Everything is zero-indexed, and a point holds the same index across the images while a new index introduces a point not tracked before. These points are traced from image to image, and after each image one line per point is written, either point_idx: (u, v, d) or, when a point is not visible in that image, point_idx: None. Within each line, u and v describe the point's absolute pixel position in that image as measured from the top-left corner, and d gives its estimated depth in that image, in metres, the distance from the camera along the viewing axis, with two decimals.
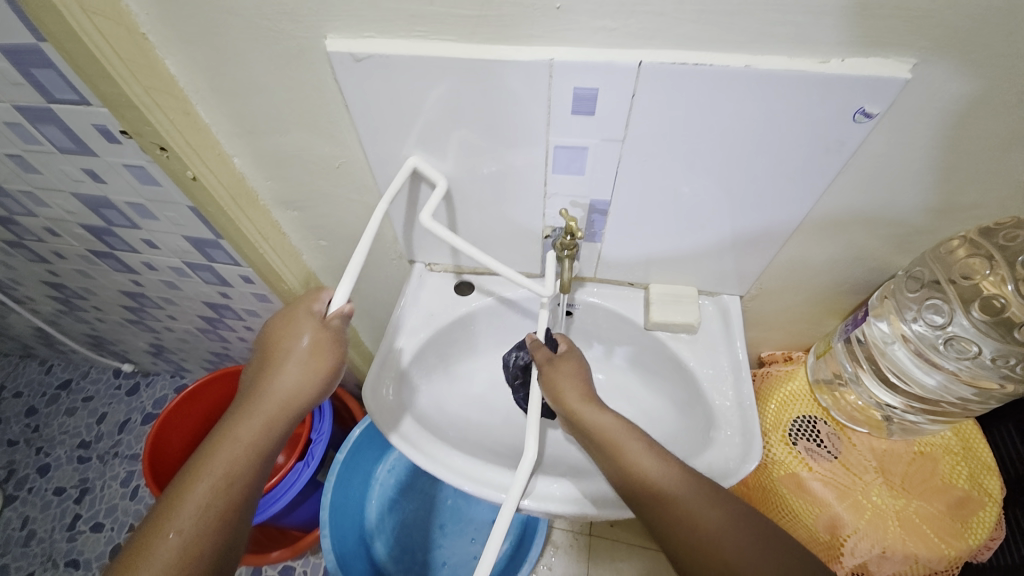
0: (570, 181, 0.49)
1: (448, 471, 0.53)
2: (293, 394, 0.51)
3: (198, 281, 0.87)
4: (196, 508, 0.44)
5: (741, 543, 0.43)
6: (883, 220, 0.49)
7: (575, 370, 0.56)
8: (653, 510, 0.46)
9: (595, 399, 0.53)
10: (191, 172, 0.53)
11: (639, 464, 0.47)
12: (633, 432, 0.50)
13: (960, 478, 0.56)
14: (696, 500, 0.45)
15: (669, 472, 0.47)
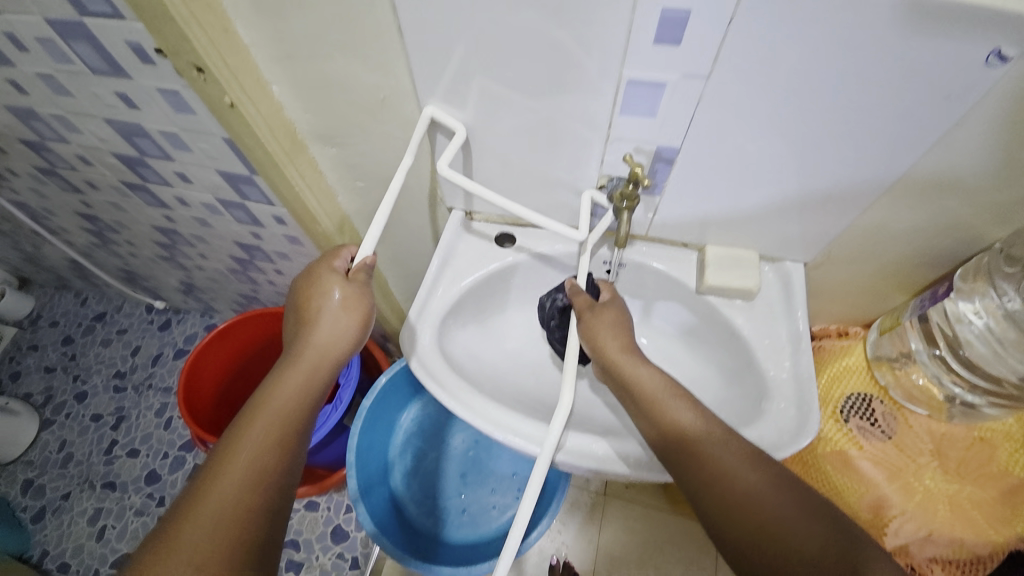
0: (637, 125, 0.45)
1: (479, 420, 0.51)
2: (336, 345, 0.51)
3: (230, 220, 0.85)
4: (250, 449, 0.44)
5: (786, 509, 0.41)
6: (988, 186, 0.43)
7: (618, 320, 0.53)
8: (690, 467, 0.44)
9: (636, 351, 0.51)
10: (229, 99, 0.50)
11: (679, 416, 0.46)
12: (674, 388, 0.49)
13: (1018, 466, 0.53)
14: (738, 460, 0.44)
15: (711, 430, 0.45)
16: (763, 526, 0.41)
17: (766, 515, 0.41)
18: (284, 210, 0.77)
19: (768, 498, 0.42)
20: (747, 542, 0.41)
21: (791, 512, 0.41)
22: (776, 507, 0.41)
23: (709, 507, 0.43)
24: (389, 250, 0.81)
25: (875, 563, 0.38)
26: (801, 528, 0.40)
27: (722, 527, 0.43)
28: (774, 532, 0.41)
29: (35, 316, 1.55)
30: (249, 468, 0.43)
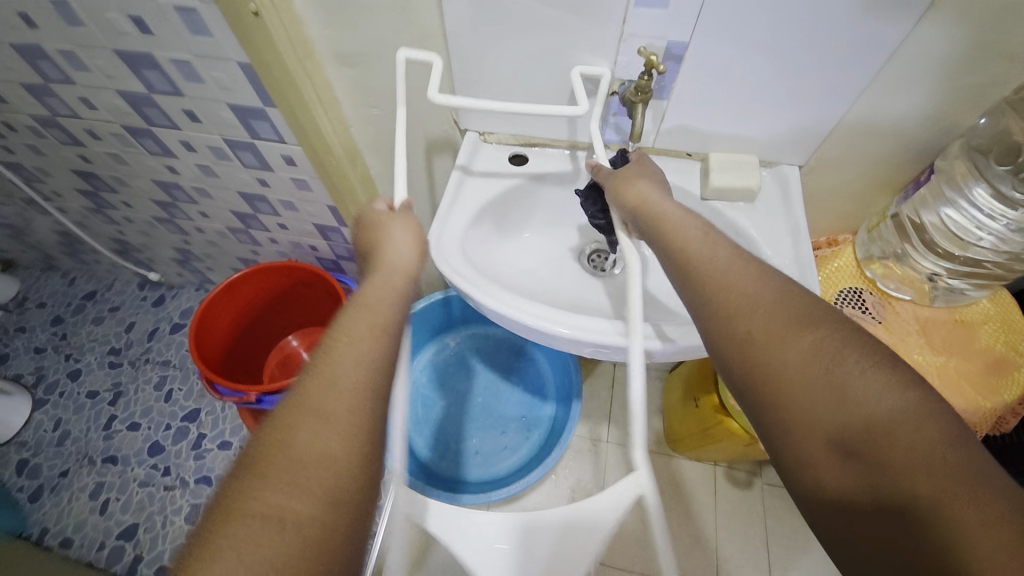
0: (649, 18, 0.48)
1: (505, 306, 0.53)
2: (416, 268, 0.45)
3: (237, 165, 0.86)
4: (346, 366, 0.35)
5: (788, 318, 0.38)
6: (966, 70, 0.48)
7: (645, 173, 0.54)
8: (693, 278, 0.43)
9: (665, 197, 0.50)
10: (255, 6, 0.51)
11: (692, 240, 0.45)
12: (699, 221, 0.47)
13: (998, 343, 0.59)
14: (748, 277, 0.41)
15: (729, 254, 0.43)
16: (755, 335, 0.38)
17: (765, 323, 0.38)
18: (294, 148, 0.78)
19: (771, 312, 0.38)
20: (734, 349, 0.39)
21: (796, 323, 0.37)
22: (776, 308, 0.38)
23: (715, 315, 0.41)
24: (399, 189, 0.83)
25: (866, 373, 0.34)
26: (798, 337, 0.37)
27: (715, 334, 0.40)
28: (768, 343, 0.37)
29: (20, 298, 1.50)
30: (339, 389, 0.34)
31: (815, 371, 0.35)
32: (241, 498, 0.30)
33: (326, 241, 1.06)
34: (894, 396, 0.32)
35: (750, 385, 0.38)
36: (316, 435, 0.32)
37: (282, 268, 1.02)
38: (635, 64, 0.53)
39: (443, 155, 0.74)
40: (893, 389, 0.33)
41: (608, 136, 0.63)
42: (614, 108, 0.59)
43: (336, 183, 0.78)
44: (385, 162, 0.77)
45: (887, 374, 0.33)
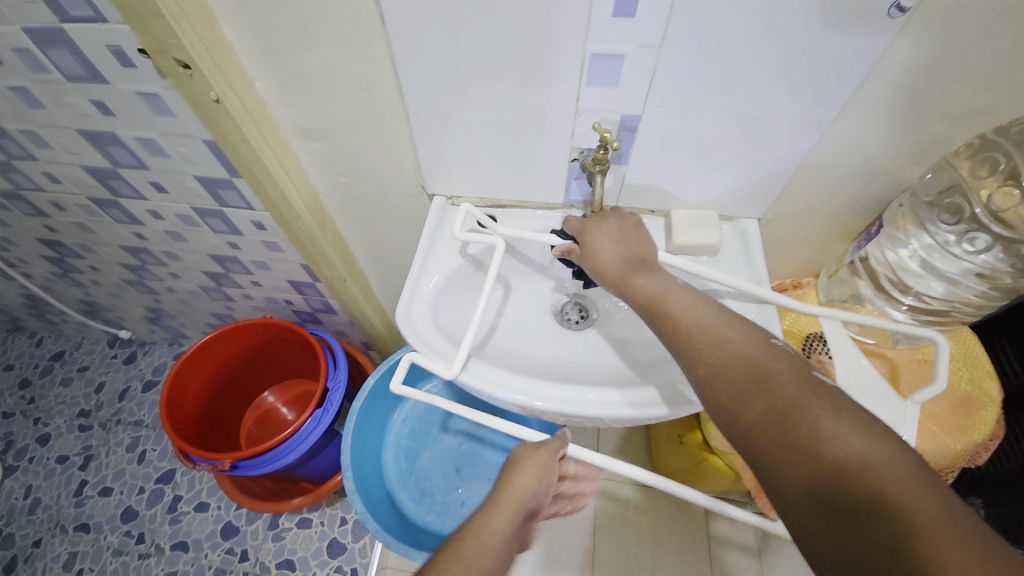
0: (600, 95, 0.50)
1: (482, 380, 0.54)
2: (543, 485, 0.53)
3: (206, 230, 0.85)
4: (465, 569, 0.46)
5: (764, 373, 0.42)
6: (903, 131, 0.50)
7: (625, 230, 0.57)
8: (679, 340, 0.47)
9: (647, 258, 0.55)
10: (215, 94, 0.52)
11: (673, 300, 0.50)
12: (676, 283, 0.51)
13: (963, 381, 0.60)
14: (727, 334, 0.46)
15: (704, 312, 0.48)
16: (737, 394, 0.42)
17: (745, 378, 0.42)
18: (264, 214, 0.78)
19: (744, 368, 0.43)
20: (722, 403, 0.43)
21: (770, 377, 0.41)
22: (745, 367, 0.43)
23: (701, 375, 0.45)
24: (371, 247, 0.83)
25: (832, 421, 0.37)
26: (773, 390, 0.40)
27: (703, 391, 0.44)
28: (747, 397, 0.41)
29: None
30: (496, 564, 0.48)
31: (789, 424, 0.38)
32: None
33: (300, 297, 1.05)
34: (858, 443, 0.35)
35: (739, 439, 0.41)
36: None
37: (254, 327, 1.00)
38: (592, 134, 0.55)
39: (413, 216, 0.74)
40: (856, 432, 0.36)
41: (572, 196, 0.64)
42: (576, 172, 0.61)
43: (306, 246, 0.78)
44: (356, 224, 0.78)
45: (853, 422, 0.36)
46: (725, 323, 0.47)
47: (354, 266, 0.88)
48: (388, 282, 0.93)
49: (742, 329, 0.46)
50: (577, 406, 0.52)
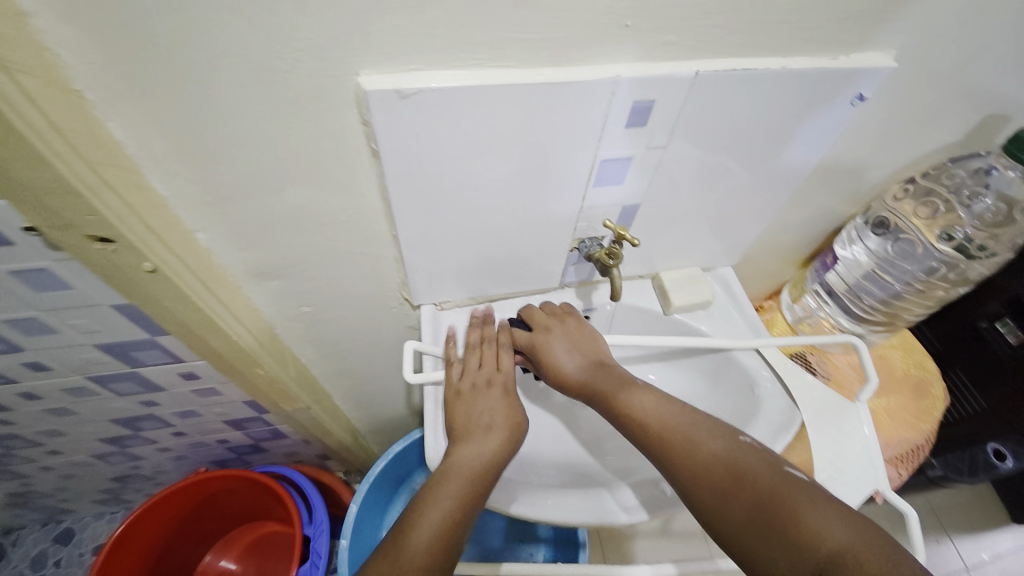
0: (606, 192, 0.50)
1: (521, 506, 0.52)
2: (498, 425, 0.51)
3: (109, 395, 0.67)
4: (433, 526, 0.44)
5: (740, 469, 0.42)
6: (845, 184, 0.58)
7: (571, 336, 0.56)
8: (653, 446, 0.47)
9: (596, 358, 0.54)
10: (151, 264, 0.40)
11: (638, 407, 0.49)
12: (635, 384, 0.51)
13: (911, 367, 0.71)
14: (696, 431, 0.46)
15: (669, 411, 0.48)
16: (717, 496, 0.42)
17: (722, 478, 0.43)
18: (197, 365, 0.63)
19: (719, 466, 0.43)
20: (705, 504, 0.43)
21: (744, 473, 0.42)
22: (724, 462, 0.43)
23: (681, 474, 0.44)
24: (336, 365, 0.73)
25: (810, 514, 0.38)
26: (751, 488, 0.41)
27: (685, 494, 0.44)
28: (728, 499, 0.42)
29: None
30: (444, 524, 0.45)
31: (773, 520, 0.39)
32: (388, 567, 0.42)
33: (240, 432, 0.87)
34: (838, 533, 0.37)
35: (728, 539, 0.41)
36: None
37: (193, 489, 0.83)
38: (595, 226, 0.55)
39: (391, 327, 0.66)
40: (838, 522, 0.38)
41: (568, 279, 0.63)
42: (574, 260, 0.60)
43: (261, 388, 0.65)
44: (320, 348, 0.67)
45: (828, 509, 0.39)
46: (692, 419, 0.47)
47: (317, 389, 0.76)
48: (356, 392, 0.83)
49: (710, 422, 0.47)
50: (611, 515, 0.52)
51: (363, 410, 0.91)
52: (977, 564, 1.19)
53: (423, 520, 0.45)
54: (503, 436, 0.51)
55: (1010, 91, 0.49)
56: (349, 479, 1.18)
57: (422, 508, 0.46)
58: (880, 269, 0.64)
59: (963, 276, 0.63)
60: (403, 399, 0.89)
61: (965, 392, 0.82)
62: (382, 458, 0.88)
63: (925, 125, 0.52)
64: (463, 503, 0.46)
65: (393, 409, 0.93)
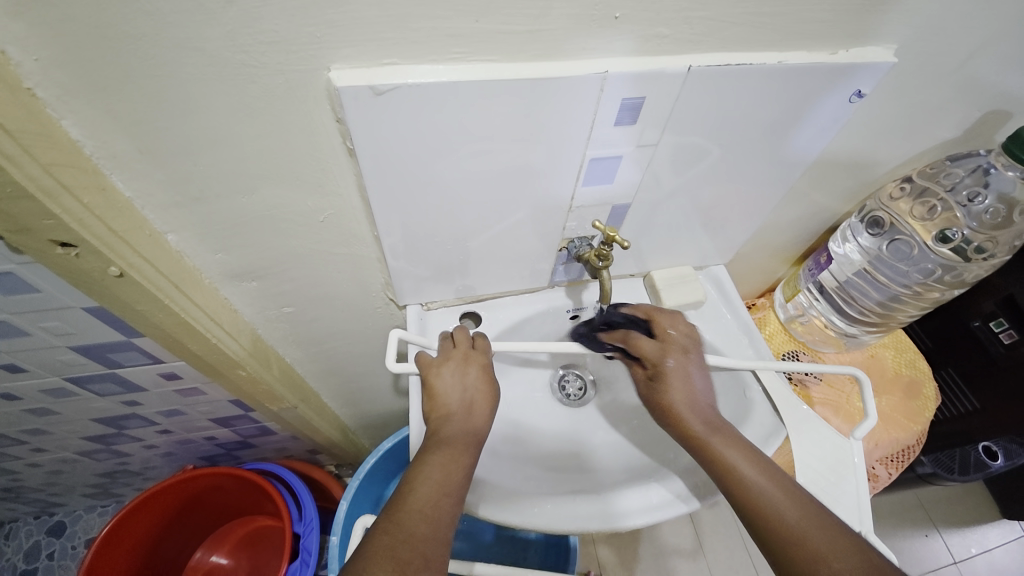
0: (595, 191, 0.48)
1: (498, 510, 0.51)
2: (468, 407, 0.51)
3: (89, 395, 0.65)
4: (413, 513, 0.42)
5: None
6: (841, 182, 0.57)
7: (688, 367, 0.52)
8: (767, 532, 0.42)
9: (714, 417, 0.50)
10: (117, 268, 0.38)
11: (754, 485, 0.44)
12: (753, 456, 0.46)
13: (903, 367, 0.70)
14: (811, 529, 0.40)
15: (784, 497, 0.43)
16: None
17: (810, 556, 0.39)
18: (178, 366, 0.61)
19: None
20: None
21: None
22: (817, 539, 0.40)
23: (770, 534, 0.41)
24: (322, 364, 0.71)
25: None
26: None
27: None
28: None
29: None
30: (434, 505, 0.43)
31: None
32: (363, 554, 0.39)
33: (227, 430, 0.86)
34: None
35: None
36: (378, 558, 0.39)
37: (181, 488, 0.83)
38: (584, 225, 0.53)
39: (377, 327, 0.65)
40: None
41: (558, 278, 0.62)
42: (563, 259, 0.59)
43: (244, 389, 0.64)
44: (305, 348, 0.66)
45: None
46: (814, 516, 0.41)
47: (303, 389, 0.74)
48: (344, 390, 0.81)
49: (829, 519, 0.41)
50: (616, 521, 0.51)
51: (352, 407, 0.90)
52: (965, 556, 1.21)
53: (412, 498, 0.43)
54: (478, 415, 0.50)
55: (1013, 86, 0.48)
56: (340, 473, 1.17)
57: (411, 488, 0.44)
58: (874, 267, 0.63)
59: (960, 279, 0.62)
60: (392, 397, 0.88)
61: (956, 389, 0.81)
62: (371, 455, 0.87)
63: (925, 121, 0.50)
64: (451, 482, 0.45)
65: (383, 406, 0.92)
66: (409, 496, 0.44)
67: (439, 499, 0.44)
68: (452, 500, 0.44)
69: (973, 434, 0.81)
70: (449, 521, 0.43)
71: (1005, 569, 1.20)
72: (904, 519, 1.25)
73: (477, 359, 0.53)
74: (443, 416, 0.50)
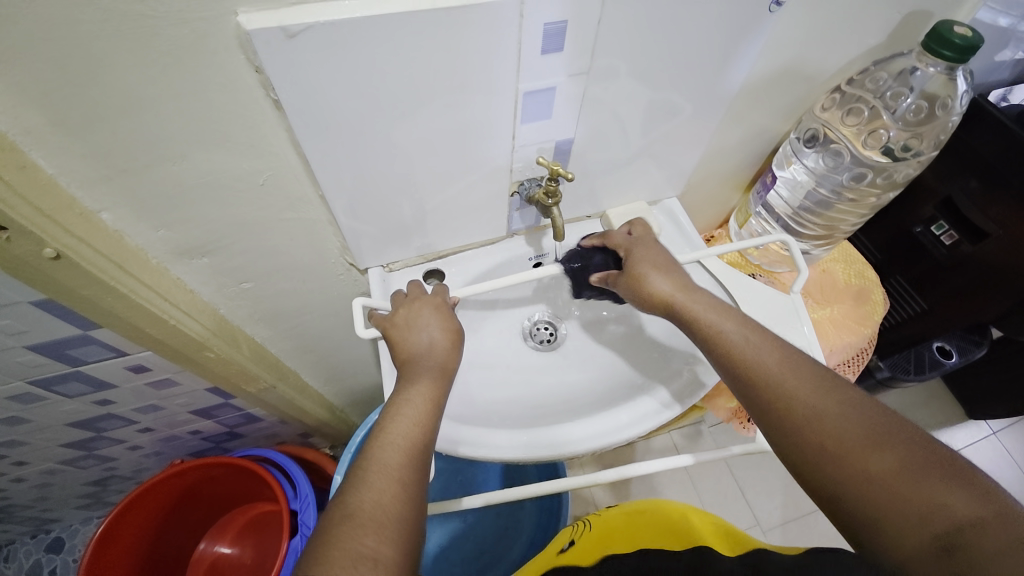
0: (536, 128, 0.49)
1: (482, 452, 0.54)
2: (435, 347, 0.52)
3: (58, 397, 0.65)
4: (394, 454, 0.44)
5: (848, 426, 0.39)
6: (777, 99, 0.58)
7: (659, 257, 0.56)
8: (751, 384, 0.44)
9: (700, 294, 0.52)
10: (53, 249, 0.38)
11: (739, 344, 0.47)
12: (746, 322, 0.48)
13: (852, 277, 0.74)
14: (794, 379, 0.43)
15: (775, 353, 0.45)
16: (814, 438, 0.40)
17: (826, 435, 0.39)
18: (144, 357, 0.61)
19: (847, 424, 0.39)
20: (800, 449, 0.40)
21: (855, 434, 0.39)
22: (833, 421, 0.40)
23: (777, 415, 0.42)
24: (295, 341, 0.71)
25: (935, 489, 0.35)
26: (867, 450, 0.38)
27: (777, 434, 0.42)
28: (839, 450, 0.39)
29: None
30: (408, 438, 0.45)
31: (885, 481, 0.36)
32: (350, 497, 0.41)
33: (211, 421, 0.86)
34: (974, 511, 0.33)
35: (814, 484, 0.40)
36: (367, 498, 0.41)
37: (173, 482, 0.83)
38: (531, 166, 0.54)
39: (343, 295, 0.65)
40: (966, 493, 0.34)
41: (515, 226, 0.63)
42: (517, 205, 0.59)
43: (216, 373, 0.64)
44: (273, 325, 0.65)
45: (966, 487, 0.35)
46: (803, 370, 0.43)
47: (280, 368, 0.75)
48: (321, 366, 0.82)
49: (824, 373, 0.43)
50: (597, 441, 0.56)
51: (335, 383, 0.90)
52: None
53: (387, 433, 0.45)
54: (444, 350, 0.52)
55: None
56: (335, 453, 1.19)
57: (384, 427, 0.46)
58: (817, 183, 0.65)
59: (891, 181, 0.64)
60: (374, 370, 0.88)
61: (906, 294, 0.85)
62: (361, 428, 0.88)
63: (848, 27, 0.51)
64: (423, 416, 0.47)
65: (366, 379, 0.92)
66: (381, 434, 0.45)
67: (413, 432, 0.46)
68: (427, 430, 0.46)
69: (928, 335, 0.87)
70: (425, 450, 0.46)
71: (972, 463, 1.29)
72: None
73: (434, 304, 0.55)
74: (409, 358, 0.51)
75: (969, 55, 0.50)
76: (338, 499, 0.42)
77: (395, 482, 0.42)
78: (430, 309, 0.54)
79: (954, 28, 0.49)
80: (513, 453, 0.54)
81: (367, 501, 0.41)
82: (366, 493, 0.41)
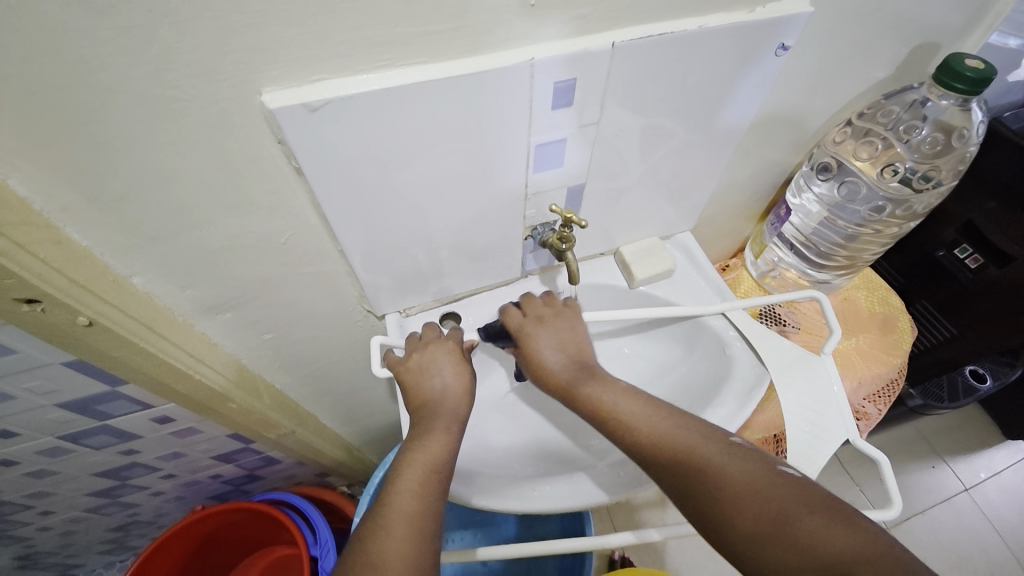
0: (548, 176, 0.50)
1: (504, 501, 0.53)
2: (447, 388, 0.52)
3: (85, 448, 0.66)
4: (410, 501, 0.44)
5: (736, 481, 0.40)
6: (787, 133, 0.58)
7: (565, 329, 0.56)
8: (647, 457, 0.45)
9: (607, 376, 0.52)
10: (86, 317, 0.39)
11: (636, 419, 0.47)
12: (643, 398, 0.49)
13: (877, 305, 0.73)
14: (687, 444, 0.44)
15: (668, 425, 0.46)
16: (710, 504, 0.41)
17: (716, 500, 0.40)
18: (168, 408, 0.62)
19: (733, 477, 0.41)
20: (687, 492, 0.42)
21: (745, 484, 0.40)
22: (724, 485, 0.41)
23: (679, 483, 0.43)
24: (314, 385, 0.72)
25: (808, 525, 0.37)
26: (734, 487, 0.40)
27: (664, 482, 0.44)
28: (731, 502, 0.40)
29: None
30: (423, 484, 0.45)
31: (729, 504, 0.40)
32: (367, 547, 0.41)
33: (232, 465, 0.86)
34: (839, 543, 0.36)
35: (719, 541, 0.40)
36: (387, 549, 0.40)
37: (198, 526, 0.83)
38: (544, 211, 0.54)
39: (361, 340, 0.66)
40: (836, 533, 0.36)
41: (530, 266, 0.63)
42: (531, 247, 0.60)
43: (237, 422, 0.64)
44: (292, 372, 0.66)
45: (829, 519, 0.37)
46: (692, 432, 0.45)
47: (300, 413, 0.75)
48: (339, 408, 0.82)
49: (715, 438, 0.44)
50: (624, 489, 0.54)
51: (353, 424, 0.90)
52: (974, 482, 1.23)
53: (402, 479, 0.45)
54: (458, 394, 0.51)
55: (929, 19, 0.50)
56: (354, 491, 1.18)
57: (399, 474, 0.46)
58: (833, 214, 0.65)
59: (914, 210, 0.64)
60: (392, 408, 0.88)
61: (934, 320, 0.83)
62: (378, 469, 0.86)
63: (855, 63, 0.52)
64: (438, 462, 0.46)
65: (384, 418, 0.92)
66: (397, 482, 0.45)
67: (427, 478, 0.45)
68: (442, 476, 0.46)
69: (957, 360, 0.84)
70: (440, 497, 0.45)
71: (1014, 487, 1.23)
72: (910, 453, 1.27)
73: (447, 344, 0.55)
74: (424, 404, 0.51)
75: (981, 87, 0.49)
76: (358, 549, 0.41)
77: (412, 529, 0.42)
78: (442, 350, 0.54)
79: (963, 62, 0.49)
80: (534, 501, 0.53)
81: (385, 548, 0.40)
82: (384, 539, 0.41)
